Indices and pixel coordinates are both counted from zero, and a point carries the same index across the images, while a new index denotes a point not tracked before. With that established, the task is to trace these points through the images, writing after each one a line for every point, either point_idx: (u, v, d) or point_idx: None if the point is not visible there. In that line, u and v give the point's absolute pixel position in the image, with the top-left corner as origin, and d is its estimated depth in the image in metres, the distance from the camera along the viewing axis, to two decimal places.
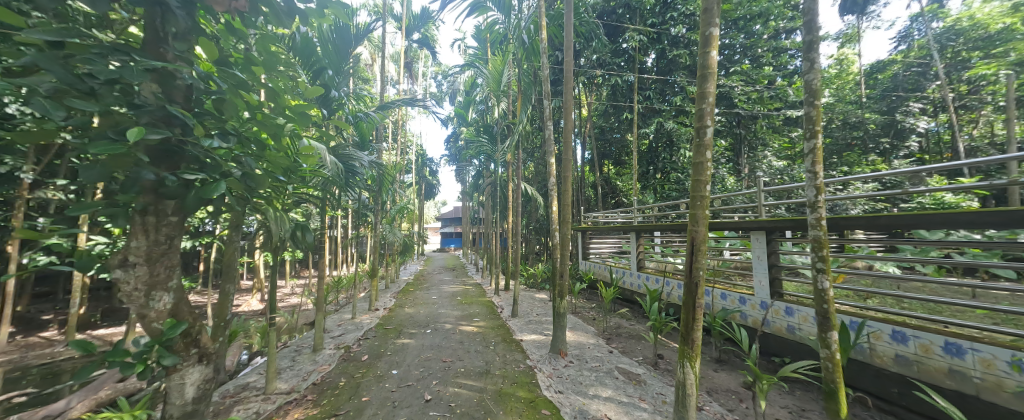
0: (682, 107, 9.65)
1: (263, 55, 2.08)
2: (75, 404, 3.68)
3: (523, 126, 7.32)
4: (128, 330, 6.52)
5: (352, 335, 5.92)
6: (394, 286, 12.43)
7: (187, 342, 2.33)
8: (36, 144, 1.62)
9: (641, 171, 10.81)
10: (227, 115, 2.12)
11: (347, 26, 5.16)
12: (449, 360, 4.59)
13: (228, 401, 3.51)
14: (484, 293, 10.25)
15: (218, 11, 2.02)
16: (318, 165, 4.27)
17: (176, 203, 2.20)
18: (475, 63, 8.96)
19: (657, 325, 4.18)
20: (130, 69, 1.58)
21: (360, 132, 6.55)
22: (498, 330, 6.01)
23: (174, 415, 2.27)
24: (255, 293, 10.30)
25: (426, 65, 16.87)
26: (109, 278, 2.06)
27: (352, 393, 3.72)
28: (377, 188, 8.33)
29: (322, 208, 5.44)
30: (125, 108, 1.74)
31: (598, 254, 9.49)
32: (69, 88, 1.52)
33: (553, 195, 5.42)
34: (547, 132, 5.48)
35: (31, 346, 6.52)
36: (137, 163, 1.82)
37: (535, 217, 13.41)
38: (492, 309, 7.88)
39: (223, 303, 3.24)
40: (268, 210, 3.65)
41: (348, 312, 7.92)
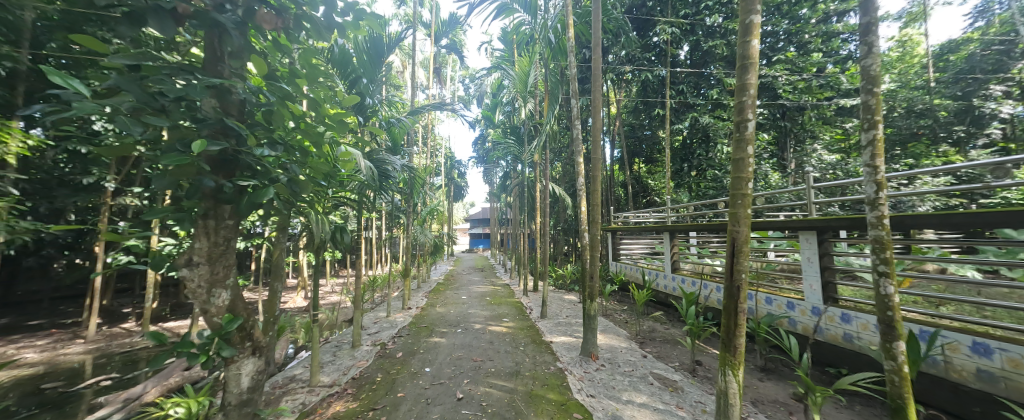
0: (719, 100, 9.13)
1: (306, 68, 2.23)
2: (150, 389, 4.06)
3: (551, 127, 7.28)
4: (192, 323, 7.18)
5: (387, 332, 6.16)
6: (426, 285, 12.79)
7: (242, 335, 2.52)
8: (118, 157, 1.83)
9: (673, 169, 10.39)
10: (275, 125, 2.29)
11: (380, 36, 5.37)
12: (480, 360, 4.65)
13: (278, 391, 3.78)
14: (513, 293, 10.30)
15: (267, 29, 2.18)
16: (355, 170, 4.48)
17: (232, 207, 2.41)
18: (502, 65, 9.02)
19: (694, 330, 3.99)
20: (193, 87, 1.75)
21: (392, 138, 6.81)
22: (528, 330, 6.01)
23: (232, 402, 2.49)
24: (300, 291, 11.02)
25: (454, 70, 17.25)
26: (177, 276, 2.29)
27: (388, 388, 3.86)
28: (409, 191, 8.63)
29: (359, 210, 5.72)
30: (190, 122, 1.93)
31: (629, 255, 9.23)
32: (144, 106, 1.71)
33: (582, 196, 5.23)
34: (575, 130, 5.36)
35: (114, 336, 7.37)
36: (199, 172, 2.02)
37: (564, 218, 13.28)
38: (521, 309, 7.90)
39: (272, 300, 3.49)
40: (311, 213, 3.89)
41: (383, 310, 8.25)
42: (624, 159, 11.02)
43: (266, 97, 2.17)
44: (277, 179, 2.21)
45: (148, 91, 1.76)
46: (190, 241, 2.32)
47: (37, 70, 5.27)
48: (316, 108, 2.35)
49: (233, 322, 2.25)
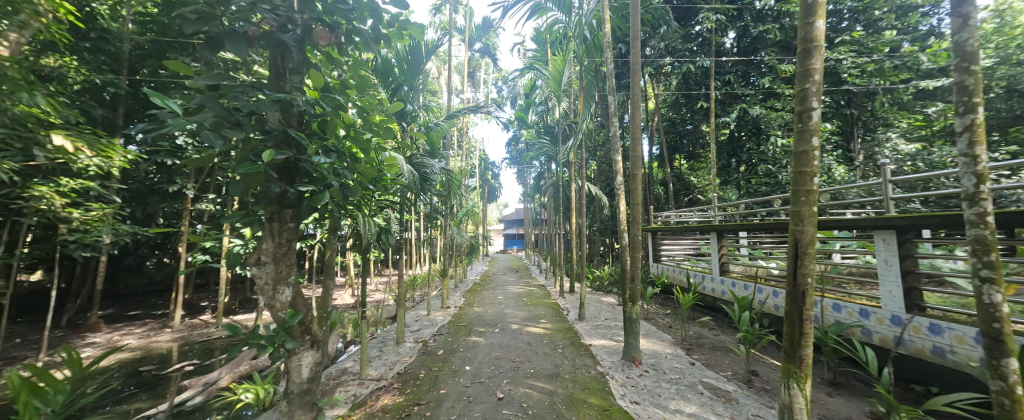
0: (772, 89, 8.41)
1: (355, 79, 2.37)
2: (224, 375, 4.52)
3: (587, 125, 7.12)
4: (256, 317, 7.90)
5: (428, 330, 6.36)
6: (462, 285, 13.10)
7: (303, 329, 2.71)
8: (200, 167, 2.06)
9: (719, 165, 9.76)
10: (329, 134, 2.46)
11: (418, 45, 5.56)
12: (518, 360, 4.67)
13: (332, 383, 4.05)
14: (549, 294, 10.21)
15: (322, 45, 2.36)
16: (397, 174, 4.67)
17: (292, 211, 2.62)
18: (535, 65, 8.96)
19: (748, 337, 3.71)
20: (262, 102, 1.93)
21: (430, 142, 7.02)
22: (566, 332, 5.93)
23: (295, 390, 2.71)
24: (348, 289, 11.72)
25: (487, 73, 17.51)
26: (248, 275, 2.53)
27: (431, 385, 3.99)
28: (446, 193, 8.87)
29: (401, 212, 5.97)
30: (259, 134, 2.13)
31: (671, 256, 8.80)
32: (223, 121, 1.91)
33: (620, 194, 5.06)
34: (613, 128, 5.19)
35: (194, 326, 8.30)
36: (267, 179, 2.21)
37: (600, 218, 12.94)
38: (558, 310, 7.81)
39: (326, 296, 3.74)
40: (359, 216, 4.13)
41: (424, 309, 8.54)
42: (664, 154, 10.56)
43: (321, 107, 2.33)
44: (332, 185, 2.37)
45: (226, 108, 1.97)
46: (258, 243, 2.55)
47: (133, 94, 6.07)
48: (365, 116, 2.48)
49: (294, 317, 2.44)
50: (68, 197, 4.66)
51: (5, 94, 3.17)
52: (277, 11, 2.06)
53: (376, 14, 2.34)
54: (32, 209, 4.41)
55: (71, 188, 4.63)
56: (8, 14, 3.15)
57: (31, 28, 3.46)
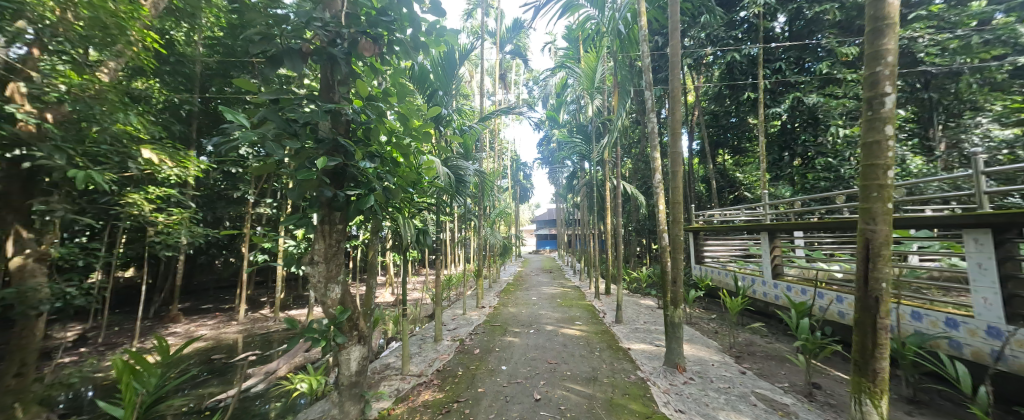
0: (831, 74, 7.67)
1: (396, 87, 2.49)
2: (281, 365, 4.91)
3: (622, 122, 6.86)
4: (308, 312, 8.49)
5: (465, 329, 6.50)
6: (496, 285, 13.24)
7: (351, 325, 2.88)
8: (263, 174, 2.26)
9: (769, 160, 9.06)
10: (372, 140, 2.60)
11: (453, 50, 5.70)
12: (555, 362, 4.63)
13: (377, 376, 4.25)
14: (584, 296, 10.02)
15: (367, 56, 2.49)
16: (434, 177, 4.82)
17: (341, 213, 2.78)
18: (567, 63, 8.83)
19: (808, 347, 3.40)
20: (316, 113, 2.08)
21: (464, 145, 7.15)
22: (603, 335, 5.79)
23: (345, 381, 2.89)
24: (388, 287, 12.28)
25: (518, 74, 17.59)
26: (302, 273, 2.73)
27: (469, 383, 4.07)
28: (479, 194, 9.00)
29: (437, 214, 6.15)
30: (312, 143, 2.29)
31: (716, 258, 8.30)
32: (282, 132, 2.10)
33: (658, 193, 4.85)
34: (650, 123, 4.97)
35: (255, 319, 9.10)
36: (319, 185, 2.38)
37: (637, 218, 12.49)
38: (594, 312, 7.65)
39: (369, 293, 3.94)
40: (399, 217, 4.32)
41: (460, 308, 8.73)
42: (706, 149, 10.00)
43: (367, 115, 2.46)
44: (377, 188, 2.51)
45: (284, 119, 2.14)
46: (311, 243, 2.74)
47: (204, 110, 6.80)
48: (405, 122, 2.60)
49: (343, 313, 2.59)
50: (155, 203, 5.30)
51: (108, 114, 3.67)
52: (328, 27, 2.21)
53: (415, 24, 2.44)
54: (127, 214, 5.07)
55: (156, 196, 5.25)
56: (109, 45, 3.64)
57: (126, 56, 3.97)
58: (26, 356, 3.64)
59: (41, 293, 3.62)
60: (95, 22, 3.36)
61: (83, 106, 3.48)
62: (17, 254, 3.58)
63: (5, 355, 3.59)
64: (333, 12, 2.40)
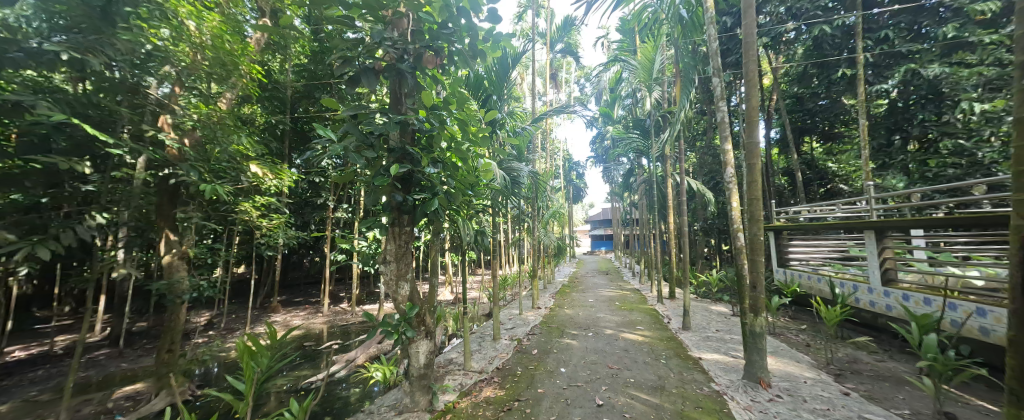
0: (960, 38, 6.29)
1: (455, 95, 2.63)
2: (358, 354, 5.43)
3: (686, 114, 6.33)
4: (379, 307, 9.27)
5: (522, 329, 6.55)
6: (551, 286, 13.13)
7: (419, 320, 3.08)
8: (344, 182, 2.56)
9: (874, 146, 7.71)
10: (435, 147, 2.78)
11: (506, 55, 5.79)
12: (616, 368, 4.45)
13: (441, 370, 4.48)
14: (645, 299, 9.49)
15: (430, 69, 2.67)
16: (491, 179, 4.95)
17: (408, 216, 3.00)
18: (621, 56, 8.45)
19: (937, 369, 2.81)
20: (389, 124, 2.31)
21: (518, 147, 7.22)
22: (669, 342, 5.42)
23: (415, 372, 3.11)
24: (449, 285, 12.90)
25: (569, 72, 17.32)
26: (376, 271, 2.99)
27: (529, 383, 4.09)
28: (534, 195, 9.04)
29: (494, 216, 6.31)
30: (384, 153, 2.52)
31: (804, 261, 7.29)
32: (361, 143, 2.35)
33: (731, 188, 4.41)
34: (720, 112, 4.53)
35: (336, 312, 10.21)
36: (391, 190, 2.61)
37: (703, 216, 11.50)
38: (657, 317, 7.21)
39: (433, 291, 4.16)
40: (458, 219, 4.52)
41: (516, 308, 8.83)
42: (788, 137, 8.86)
43: (430, 124, 2.63)
44: (439, 192, 2.68)
45: (363, 131, 2.39)
46: (383, 244, 2.99)
47: (295, 129, 7.82)
48: (464, 128, 2.74)
49: (413, 309, 2.79)
50: (259, 210, 6.23)
51: (226, 136, 4.45)
52: (397, 45, 2.41)
53: (473, 34, 2.56)
54: (239, 220, 6.03)
55: (260, 204, 6.15)
56: (226, 79, 4.40)
57: (238, 87, 4.76)
58: (174, 336, 4.56)
59: (184, 285, 4.47)
60: (216, 61, 4.12)
61: (209, 131, 4.25)
62: (168, 253, 4.51)
63: (162, 334, 4.53)
64: (400, 31, 2.62)
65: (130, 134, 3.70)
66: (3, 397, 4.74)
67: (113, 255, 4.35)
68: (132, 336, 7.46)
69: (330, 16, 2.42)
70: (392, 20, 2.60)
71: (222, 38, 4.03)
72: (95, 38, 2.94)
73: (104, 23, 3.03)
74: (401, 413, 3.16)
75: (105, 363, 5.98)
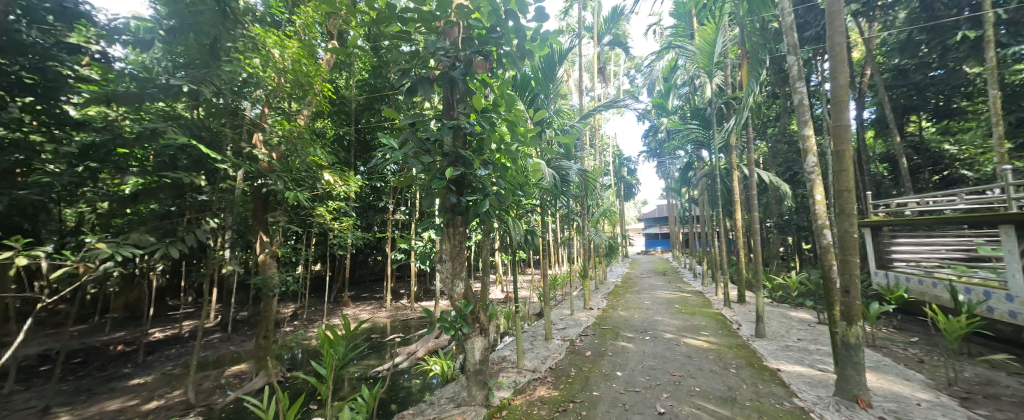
0: None
1: (504, 97, 2.67)
2: (418, 347, 5.76)
3: (755, 98, 5.70)
4: (436, 304, 9.74)
5: (575, 330, 6.44)
6: (603, 287, 12.69)
7: (474, 318, 3.18)
8: (406, 185, 2.76)
9: (1011, 121, 6.28)
10: (485, 149, 2.85)
11: (552, 53, 5.74)
12: (679, 375, 4.16)
13: (495, 367, 4.58)
14: (710, 303, 8.75)
15: (479, 74, 2.74)
16: (541, 178, 4.94)
17: (462, 217, 3.11)
18: (676, 42, 7.90)
19: None
20: (444, 130, 2.46)
21: (567, 145, 7.08)
22: (740, 350, 4.94)
23: (472, 366, 3.22)
24: (500, 284, 13.16)
25: (618, 64, 16.65)
26: (433, 269, 3.15)
27: (583, 385, 4.01)
28: (584, 193, 8.83)
29: (543, 215, 6.28)
30: (439, 156, 2.67)
31: (915, 262, 6.15)
32: (419, 149, 2.51)
33: (815, 179, 3.88)
34: (799, 93, 4.01)
35: (398, 308, 10.96)
36: (446, 192, 2.74)
37: (778, 211, 10.29)
38: (724, 323, 6.61)
39: (485, 290, 4.25)
40: (508, 220, 4.58)
41: (567, 308, 8.70)
42: (888, 117, 7.56)
43: (481, 126, 2.71)
44: (490, 193, 2.74)
45: (421, 137, 2.57)
46: (439, 244, 3.14)
47: (360, 138, 8.55)
48: (513, 129, 2.77)
49: (468, 307, 2.89)
50: (331, 213, 6.91)
51: (304, 149, 5.00)
52: (449, 53, 2.50)
53: (520, 35, 2.58)
54: (316, 223, 6.74)
55: (332, 208, 6.80)
56: (303, 97, 4.96)
57: (313, 104, 5.31)
58: (267, 324, 5.24)
59: (274, 280, 5.12)
60: (295, 82, 4.66)
61: (291, 145, 4.83)
62: (262, 253, 5.22)
63: (259, 322, 5.23)
64: (452, 39, 2.72)
65: (232, 151, 4.34)
66: (149, 369, 5.86)
67: (221, 254, 5.14)
68: (237, 323, 8.76)
69: (389, 32, 2.60)
70: (444, 30, 2.72)
71: (299, 62, 4.57)
72: (206, 71, 3.50)
73: (211, 58, 3.62)
74: (460, 406, 3.31)
75: (217, 345, 7.09)
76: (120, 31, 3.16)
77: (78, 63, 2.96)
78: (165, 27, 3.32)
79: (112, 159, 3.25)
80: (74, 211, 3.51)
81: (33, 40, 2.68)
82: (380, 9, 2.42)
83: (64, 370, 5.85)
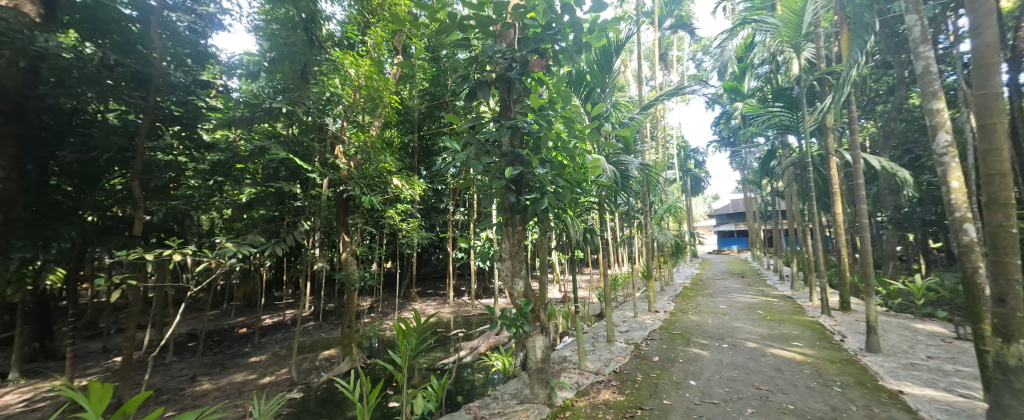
0: None
1: (561, 93, 2.63)
2: (480, 343, 5.98)
3: (858, 71, 4.85)
4: (496, 302, 9.99)
5: (639, 333, 6.10)
6: (670, 288, 11.85)
7: (535, 316, 3.19)
8: (467, 186, 2.86)
9: None
10: (542, 147, 2.84)
11: (609, 44, 5.51)
12: (766, 389, 3.70)
13: (557, 367, 4.54)
14: (802, 310, 7.64)
15: (536, 73, 2.73)
16: (599, 175, 4.78)
17: (520, 216, 3.13)
18: (752, 17, 7.04)
19: None
20: (503, 130, 2.51)
21: (625, 139, 6.75)
22: (844, 366, 4.23)
23: (534, 365, 3.24)
24: (557, 283, 13.08)
25: (682, 48, 15.42)
26: (494, 267, 3.23)
27: (652, 391, 3.78)
28: (645, 189, 8.35)
29: (603, 213, 6.07)
30: (499, 156, 2.69)
31: None
32: (478, 150, 2.58)
33: (949, 162, 3.14)
34: (920, 58, 3.30)
35: (461, 304, 11.46)
36: (505, 192, 2.78)
37: (892, 203, 8.61)
38: (823, 333, 5.71)
39: (543, 289, 4.24)
40: (568, 218, 4.50)
41: (630, 310, 8.30)
42: None
43: (538, 125, 2.69)
44: (548, 191, 2.71)
45: (481, 139, 2.65)
46: (499, 243, 3.20)
47: (423, 145, 9.14)
48: (570, 125, 2.73)
49: (528, 305, 2.91)
50: (400, 215, 7.48)
51: (377, 157, 5.47)
52: (506, 55, 2.54)
53: (577, 29, 2.53)
54: (387, 224, 7.34)
55: (400, 210, 7.36)
56: (374, 110, 5.41)
57: (383, 116, 5.80)
58: (350, 314, 5.86)
59: (354, 276, 5.68)
60: (369, 97, 5.14)
61: (366, 154, 5.33)
62: (344, 251, 5.84)
63: (344, 313, 5.87)
64: (508, 42, 2.76)
65: (320, 162, 4.92)
66: (263, 350, 6.95)
67: (313, 252, 5.88)
68: (326, 313, 9.97)
69: (449, 42, 2.71)
70: (500, 33, 2.78)
71: (371, 79, 4.95)
72: (299, 94, 4.06)
73: (303, 81, 4.17)
74: (523, 403, 3.36)
75: (312, 332, 8.15)
76: (236, 66, 3.79)
77: (207, 95, 3.64)
78: (268, 59, 3.92)
79: (232, 173, 3.92)
80: (209, 216, 4.31)
81: (179, 80, 3.36)
82: (441, 21, 2.54)
83: (205, 346, 7.24)
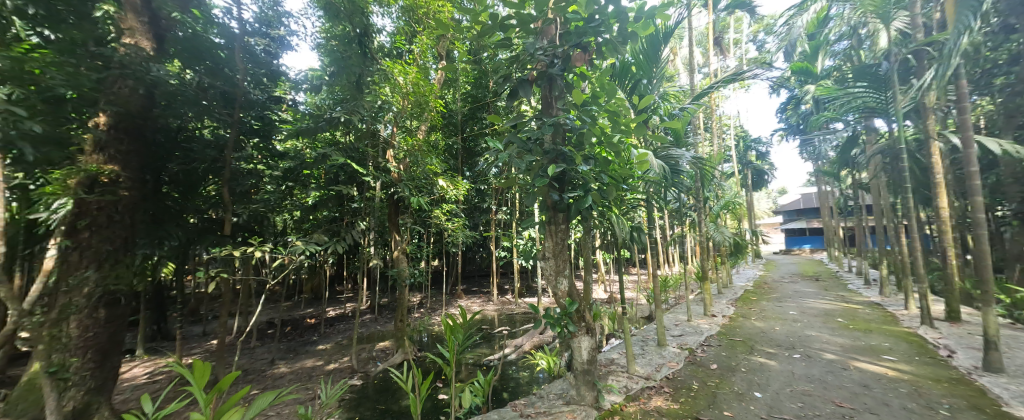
0: None
1: (604, 87, 2.55)
2: (524, 341, 6.00)
3: (967, 38, 4.08)
4: (540, 301, 9.94)
5: (694, 338, 5.71)
6: (728, 291, 10.94)
7: (581, 316, 3.12)
8: (511, 185, 2.87)
9: None
10: (585, 143, 2.77)
11: (656, 31, 5.22)
12: (849, 408, 3.26)
13: (604, 369, 4.41)
14: (893, 319, 6.63)
15: (578, 68, 2.67)
16: (648, 171, 4.53)
17: (564, 214, 3.08)
18: None
19: None
20: (545, 127, 2.49)
21: (675, 131, 6.35)
22: (953, 387, 3.59)
23: (580, 366, 3.18)
24: (602, 284, 12.69)
25: (739, 30, 14.13)
26: (537, 267, 3.21)
27: (710, 401, 3.53)
28: (699, 185, 7.79)
29: (651, 210, 5.78)
30: (541, 154, 2.67)
31: None
32: (521, 148, 2.58)
33: None
34: None
35: (505, 302, 11.58)
36: (548, 190, 2.74)
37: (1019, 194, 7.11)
38: (923, 347, 4.89)
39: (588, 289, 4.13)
40: (613, 215, 4.33)
41: (683, 313, 7.80)
42: None
43: (581, 121, 2.62)
44: (592, 189, 2.63)
45: (523, 136, 2.64)
46: (542, 242, 3.17)
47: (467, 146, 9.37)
48: (615, 119, 2.62)
49: (573, 305, 2.86)
50: (446, 215, 7.73)
51: (424, 159, 5.64)
52: (548, 52, 2.51)
53: (622, 18, 2.42)
54: (434, 223, 7.64)
55: (446, 209, 7.60)
56: (422, 115, 5.61)
57: (429, 119, 5.99)
58: (403, 309, 6.20)
59: (405, 273, 5.99)
60: (416, 103, 5.27)
61: (413, 157, 5.51)
62: (395, 249, 6.19)
63: (397, 307, 6.23)
64: (550, 38, 2.72)
65: (373, 166, 5.26)
66: (328, 339, 7.64)
67: (368, 250, 6.31)
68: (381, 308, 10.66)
69: (491, 43, 2.75)
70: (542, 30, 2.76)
71: (418, 85, 5.06)
72: (354, 103, 4.40)
73: (357, 92, 4.48)
74: (570, 404, 3.31)
75: (368, 324, 8.77)
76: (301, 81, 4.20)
77: (279, 110, 4.07)
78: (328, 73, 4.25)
79: (300, 178, 4.38)
80: (282, 217, 4.82)
81: (257, 98, 3.81)
82: (483, 23, 2.57)
83: (280, 334, 8.13)
